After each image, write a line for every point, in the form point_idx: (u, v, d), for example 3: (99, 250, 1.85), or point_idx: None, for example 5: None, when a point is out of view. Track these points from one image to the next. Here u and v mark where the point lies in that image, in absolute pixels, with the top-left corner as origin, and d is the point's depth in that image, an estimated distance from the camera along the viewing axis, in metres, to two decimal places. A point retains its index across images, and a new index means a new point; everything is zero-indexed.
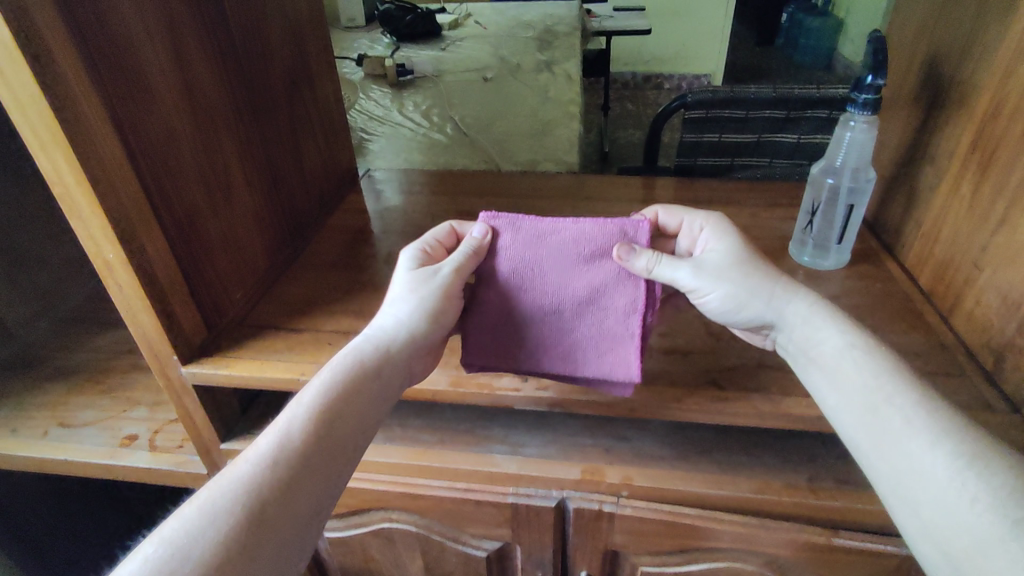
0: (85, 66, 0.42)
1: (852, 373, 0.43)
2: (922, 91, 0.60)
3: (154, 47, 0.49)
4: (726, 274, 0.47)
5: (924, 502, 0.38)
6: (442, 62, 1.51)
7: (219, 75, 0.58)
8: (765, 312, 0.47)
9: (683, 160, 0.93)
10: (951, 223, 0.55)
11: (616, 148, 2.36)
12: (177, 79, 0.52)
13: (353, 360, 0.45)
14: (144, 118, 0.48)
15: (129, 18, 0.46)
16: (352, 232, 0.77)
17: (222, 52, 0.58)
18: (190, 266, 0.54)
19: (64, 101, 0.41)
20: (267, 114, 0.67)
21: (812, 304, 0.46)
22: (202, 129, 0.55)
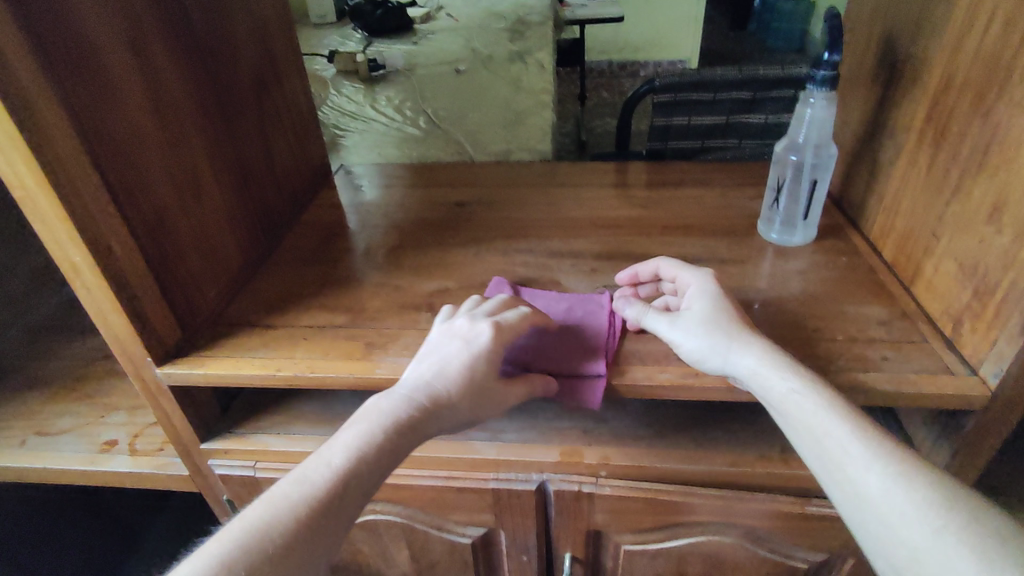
0: (42, 68, 0.42)
1: (808, 414, 0.43)
2: (880, 67, 0.62)
3: (114, 47, 0.48)
4: (696, 329, 0.49)
5: (898, 542, 0.38)
6: (414, 56, 1.50)
7: (184, 74, 0.57)
8: (718, 354, 0.47)
9: (655, 145, 0.93)
10: (911, 195, 0.56)
11: (593, 137, 2.37)
12: (140, 80, 0.51)
13: (397, 406, 0.46)
14: (107, 119, 0.47)
15: (86, 18, 0.45)
16: (326, 228, 0.77)
17: (184, 49, 0.57)
18: (161, 267, 0.54)
19: (21, 102, 0.40)
20: (235, 113, 0.67)
21: (765, 356, 0.46)
22: (166, 128, 0.55)
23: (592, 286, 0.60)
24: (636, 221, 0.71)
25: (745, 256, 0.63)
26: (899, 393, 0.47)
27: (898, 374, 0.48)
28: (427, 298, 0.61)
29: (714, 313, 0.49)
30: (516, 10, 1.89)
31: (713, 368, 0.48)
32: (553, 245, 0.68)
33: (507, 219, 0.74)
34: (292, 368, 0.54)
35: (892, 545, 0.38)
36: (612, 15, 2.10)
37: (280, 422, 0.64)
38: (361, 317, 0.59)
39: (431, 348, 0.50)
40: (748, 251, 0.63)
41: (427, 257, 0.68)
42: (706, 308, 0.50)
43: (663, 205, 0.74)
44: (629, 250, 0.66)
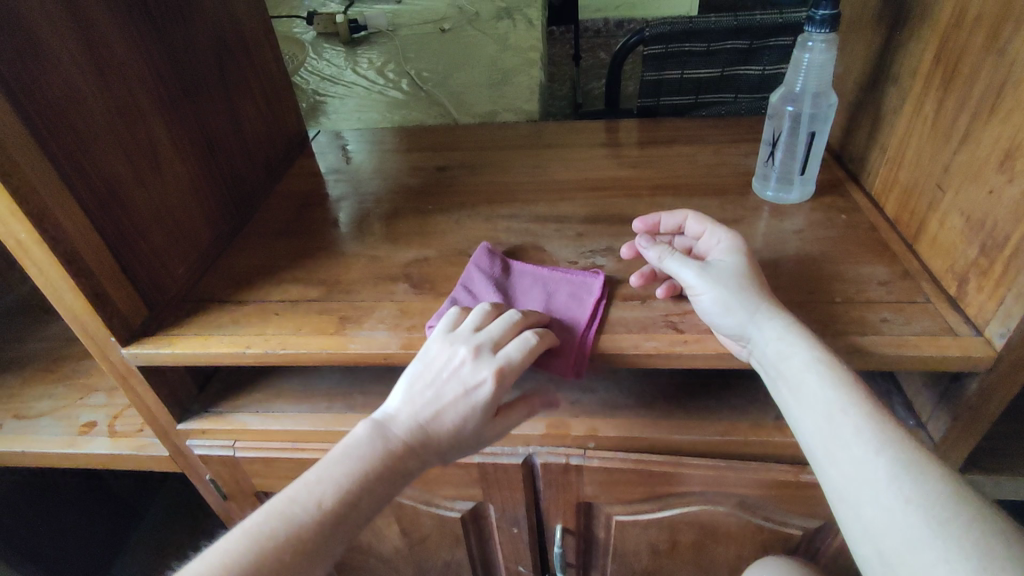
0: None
1: (817, 392, 0.41)
2: (885, 7, 0.57)
3: (46, 4, 0.44)
4: (727, 279, 0.46)
5: (886, 533, 0.36)
6: (398, 15, 1.43)
7: (132, 34, 0.53)
8: (744, 310, 0.44)
9: (646, 101, 0.89)
10: (916, 145, 0.53)
11: (590, 99, 2.29)
12: (81, 41, 0.48)
13: (389, 445, 0.43)
14: (44, 85, 0.44)
15: None
16: (302, 197, 0.74)
17: (129, 8, 0.53)
18: (119, 243, 0.51)
19: None
20: (194, 76, 0.63)
21: (789, 326, 0.43)
22: (116, 95, 0.51)
23: (578, 252, 0.57)
24: (626, 182, 0.68)
25: (740, 215, 0.60)
26: (901, 356, 0.44)
27: (899, 336, 0.45)
28: (405, 269, 0.58)
29: (747, 276, 0.46)
30: None
31: (732, 331, 0.44)
32: (537, 210, 0.64)
33: (490, 184, 0.71)
34: (263, 345, 0.52)
35: (879, 535, 0.37)
36: None
37: (259, 400, 0.62)
38: (336, 290, 0.57)
39: (430, 374, 0.44)
40: (743, 211, 0.60)
41: (406, 225, 0.65)
42: (737, 261, 0.47)
43: (654, 165, 0.70)
44: (617, 212, 0.62)
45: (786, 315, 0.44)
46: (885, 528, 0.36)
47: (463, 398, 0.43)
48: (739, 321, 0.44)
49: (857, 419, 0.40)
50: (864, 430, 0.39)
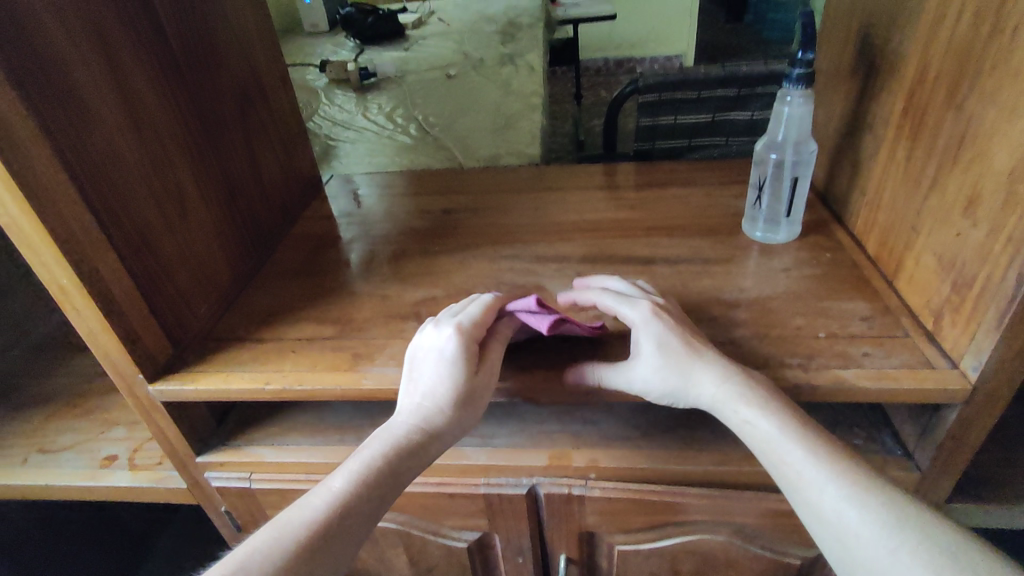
0: (21, 99, 0.42)
1: (769, 433, 0.44)
2: (858, 62, 0.62)
3: (93, 72, 0.49)
4: (661, 374, 0.47)
5: (856, 555, 0.40)
6: (406, 63, 1.51)
7: (165, 94, 0.58)
8: (682, 394, 0.48)
9: (642, 144, 0.94)
10: (891, 189, 0.56)
11: (591, 136, 2.36)
12: (121, 103, 0.52)
13: (392, 439, 0.46)
14: (88, 146, 0.48)
15: (64, 47, 0.46)
16: (316, 239, 0.78)
17: (164, 72, 0.58)
18: (149, 286, 0.55)
19: (3, 134, 0.41)
20: (219, 129, 0.67)
21: (726, 373, 0.47)
22: (149, 150, 0.56)
23: None
24: (622, 223, 0.72)
25: (730, 255, 0.63)
26: (881, 388, 0.47)
27: (879, 369, 0.48)
28: (414, 308, 0.62)
29: (665, 355, 0.47)
30: (508, 13, 1.90)
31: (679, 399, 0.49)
32: (539, 250, 0.68)
33: (494, 225, 0.75)
34: (281, 381, 0.55)
35: (845, 559, 0.40)
36: (604, 14, 2.10)
37: (274, 433, 0.65)
38: (349, 328, 0.60)
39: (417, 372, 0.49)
40: (733, 250, 0.64)
41: (415, 265, 0.69)
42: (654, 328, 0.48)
43: (649, 206, 0.74)
44: (614, 252, 0.66)
45: (719, 362, 0.47)
46: (859, 554, 0.40)
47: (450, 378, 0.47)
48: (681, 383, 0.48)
49: (804, 454, 0.43)
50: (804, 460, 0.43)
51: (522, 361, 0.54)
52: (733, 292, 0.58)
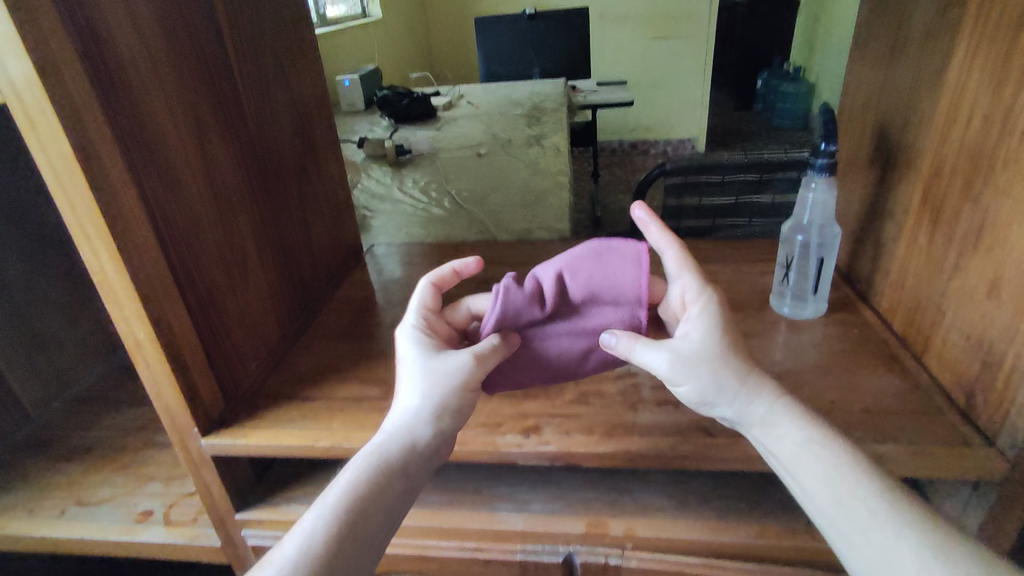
0: (127, 168, 0.48)
1: (822, 471, 0.43)
2: (875, 154, 0.67)
3: (185, 147, 0.55)
4: (696, 365, 0.46)
5: None
6: (439, 141, 1.61)
7: (239, 167, 0.64)
8: (727, 398, 0.46)
9: (668, 224, 0.99)
10: (914, 271, 0.59)
11: (609, 212, 2.44)
12: (204, 175, 0.58)
13: (375, 466, 0.45)
14: (174, 211, 0.53)
15: (165, 126, 0.52)
16: (358, 304, 0.82)
17: (241, 148, 0.64)
18: (211, 341, 0.58)
19: (110, 201, 0.46)
20: (279, 199, 0.73)
21: (773, 402, 0.46)
22: (222, 216, 0.61)
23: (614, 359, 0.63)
24: None
25: (760, 329, 0.66)
26: (920, 463, 0.48)
27: (916, 444, 0.49)
28: None
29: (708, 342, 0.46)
30: (534, 98, 2.04)
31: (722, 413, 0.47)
32: None
33: None
34: (329, 439, 0.57)
35: None
36: (623, 100, 2.24)
37: (312, 492, 0.66)
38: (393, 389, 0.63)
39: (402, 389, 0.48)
40: (763, 324, 0.66)
41: None
42: (711, 337, 0.47)
43: None
44: None
45: (766, 382, 0.47)
46: None
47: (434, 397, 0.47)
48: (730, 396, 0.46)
49: (875, 493, 0.42)
50: (857, 493, 0.42)
51: (563, 426, 0.55)
52: (765, 365, 0.60)
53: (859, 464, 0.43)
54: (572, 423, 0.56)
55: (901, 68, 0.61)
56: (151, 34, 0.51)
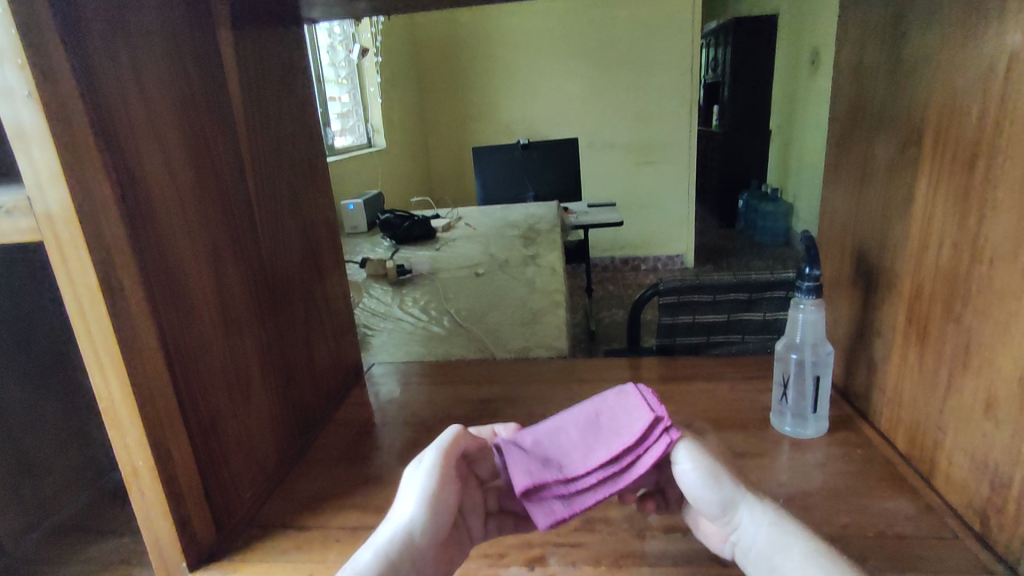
0: (147, 297, 0.50)
1: None
2: (857, 276, 0.70)
3: (201, 274, 0.58)
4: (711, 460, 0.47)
5: None
6: (439, 260, 1.67)
7: (250, 292, 0.66)
8: (730, 505, 0.46)
9: (664, 340, 1.01)
10: (909, 389, 0.61)
11: (603, 327, 2.48)
12: (216, 300, 0.60)
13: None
14: (185, 335, 0.55)
15: (185, 255, 0.55)
16: (357, 424, 0.81)
17: (253, 274, 0.67)
18: (208, 467, 0.57)
19: (127, 329, 0.48)
20: (286, 321, 0.75)
21: (769, 512, 0.46)
22: (230, 339, 0.62)
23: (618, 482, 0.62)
24: None
25: (764, 448, 0.65)
26: None
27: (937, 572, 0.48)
28: None
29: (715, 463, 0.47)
30: (529, 220, 2.15)
31: (719, 513, 0.47)
32: None
33: (531, 414, 0.78)
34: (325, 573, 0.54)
35: None
36: (613, 220, 2.36)
37: None
38: None
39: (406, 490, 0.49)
40: (766, 444, 0.66)
41: None
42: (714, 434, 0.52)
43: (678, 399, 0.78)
44: None
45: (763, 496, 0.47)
46: None
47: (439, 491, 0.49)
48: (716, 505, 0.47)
49: None
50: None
51: (570, 557, 0.53)
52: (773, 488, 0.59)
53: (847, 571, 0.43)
54: (579, 553, 0.53)
55: (870, 199, 0.67)
56: (181, 177, 0.55)
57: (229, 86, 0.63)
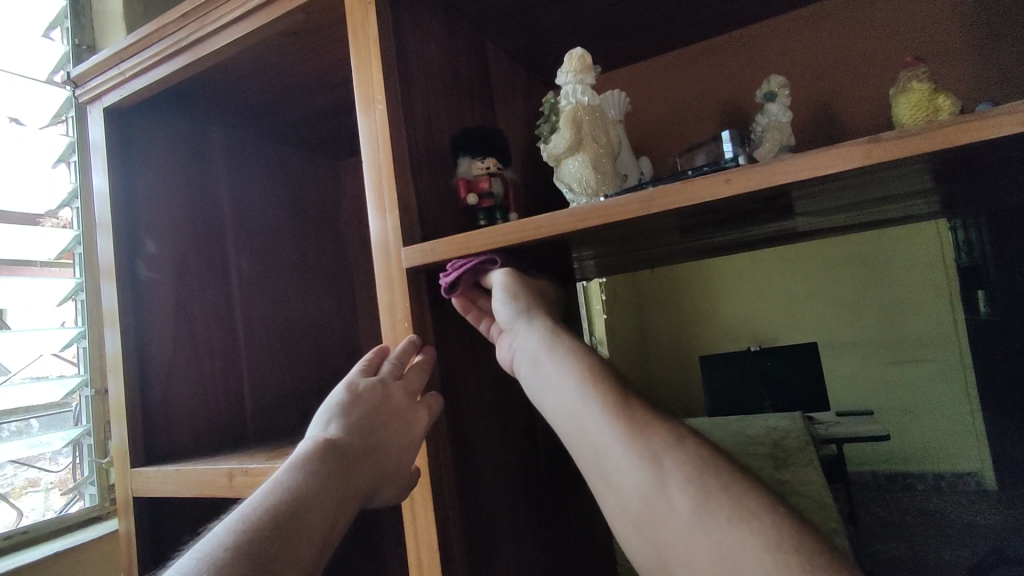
0: (462, 521, 0.54)
1: (575, 406, 0.41)
2: None
3: (498, 494, 0.61)
4: (530, 333, 0.46)
5: (655, 525, 0.36)
6: None
7: (529, 513, 0.68)
8: (530, 366, 0.45)
9: None
10: None
11: None
12: (508, 518, 0.63)
13: (306, 457, 0.49)
14: (482, 555, 0.56)
15: (486, 475, 0.60)
16: None
17: (532, 496, 0.69)
18: None
19: (447, 548, 0.50)
20: (560, 547, 0.73)
21: (564, 360, 0.43)
22: (515, 560, 0.62)
23: None
24: None
25: None
26: None
27: None
28: None
29: (513, 304, 0.47)
30: None
31: (536, 361, 0.45)
32: None
33: None
34: None
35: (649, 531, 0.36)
36: None
37: None
38: None
39: (355, 411, 0.51)
40: None
41: None
42: (502, 313, 0.47)
43: None
44: None
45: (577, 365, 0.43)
46: (626, 497, 0.37)
47: (376, 421, 0.50)
48: (542, 373, 0.44)
49: (608, 428, 0.39)
50: (619, 428, 0.38)
51: None
52: None
53: (616, 414, 0.39)
54: None
55: None
56: (489, 410, 0.63)
57: None
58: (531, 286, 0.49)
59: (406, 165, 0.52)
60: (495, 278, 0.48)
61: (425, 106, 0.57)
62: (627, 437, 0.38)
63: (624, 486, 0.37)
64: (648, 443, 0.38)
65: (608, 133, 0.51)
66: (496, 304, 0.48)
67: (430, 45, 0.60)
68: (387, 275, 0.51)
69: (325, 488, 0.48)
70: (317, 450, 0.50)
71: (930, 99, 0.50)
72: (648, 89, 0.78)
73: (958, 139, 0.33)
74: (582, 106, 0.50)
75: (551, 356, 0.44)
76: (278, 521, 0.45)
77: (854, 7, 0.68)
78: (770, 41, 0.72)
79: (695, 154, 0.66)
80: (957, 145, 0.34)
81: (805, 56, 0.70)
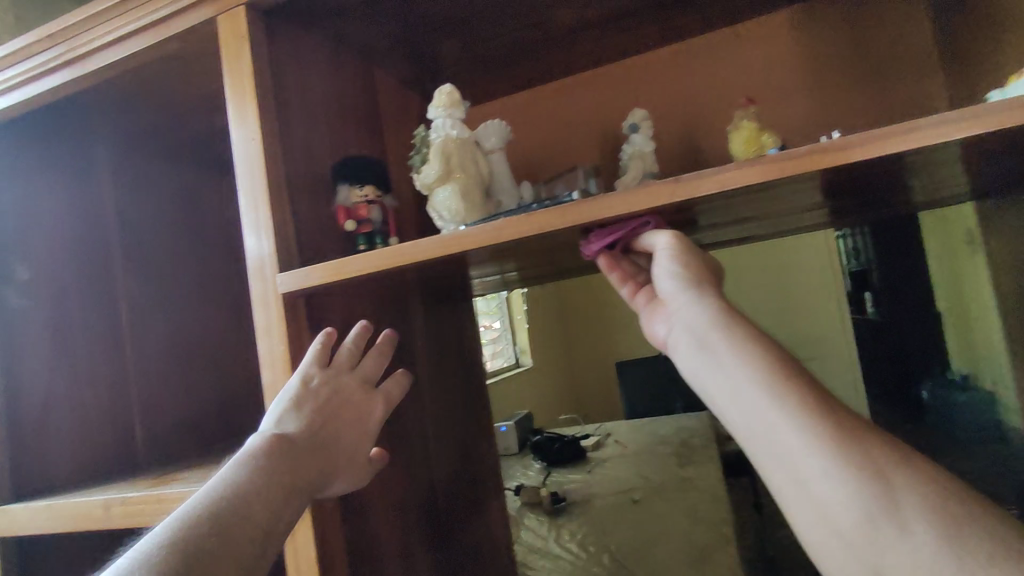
0: (343, 533, 0.56)
1: (751, 402, 0.40)
2: None
3: (383, 504, 0.64)
4: (702, 308, 0.45)
5: (840, 528, 0.36)
6: None
7: (420, 521, 0.70)
8: (693, 342, 0.44)
9: None
10: None
11: None
12: (394, 528, 0.65)
13: (257, 452, 0.49)
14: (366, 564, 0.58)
15: (370, 488, 0.62)
16: None
17: (422, 504, 0.72)
18: None
19: (327, 561, 0.52)
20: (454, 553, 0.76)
21: (743, 344, 0.42)
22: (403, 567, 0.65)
23: None
24: None
25: None
26: None
27: None
28: None
29: (684, 275, 0.46)
30: None
31: (701, 336, 0.44)
32: None
33: None
34: None
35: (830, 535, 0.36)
36: None
37: None
38: None
39: (304, 404, 0.51)
40: None
41: None
42: (672, 283, 0.46)
43: None
44: None
45: (745, 352, 0.42)
46: (822, 500, 0.36)
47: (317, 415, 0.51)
48: (704, 359, 0.43)
49: (783, 423, 0.38)
50: (808, 421, 0.38)
51: None
52: None
53: (796, 406, 0.38)
54: None
55: None
56: None
57: (416, 358, 0.77)
58: (695, 253, 0.47)
59: (282, 194, 0.54)
60: (655, 242, 0.48)
61: (304, 136, 0.59)
62: (832, 435, 0.37)
63: (827, 496, 0.36)
64: (851, 445, 0.37)
65: (477, 165, 0.56)
66: (659, 271, 0.47)
67: (310, 75, 0.62)
68: (263, 300, 0.53)
69: (276, 482, 0.47)
70: (268, 445, 0.49)
71: (757, 136, 0.58)
72: (531, 116, 0.84)
73: (744, 181, 0.40)
74: (451, 140, 0.54)
75: (727, 335, 0.43)
76: (223, 520, 0.44)
77: (707, 48, 0.76)
78: (637, 76, 0.79)
79: (562, 181, 0.72)
80: (744, 185, 0.40)
81: (667, 91, 0.78)
